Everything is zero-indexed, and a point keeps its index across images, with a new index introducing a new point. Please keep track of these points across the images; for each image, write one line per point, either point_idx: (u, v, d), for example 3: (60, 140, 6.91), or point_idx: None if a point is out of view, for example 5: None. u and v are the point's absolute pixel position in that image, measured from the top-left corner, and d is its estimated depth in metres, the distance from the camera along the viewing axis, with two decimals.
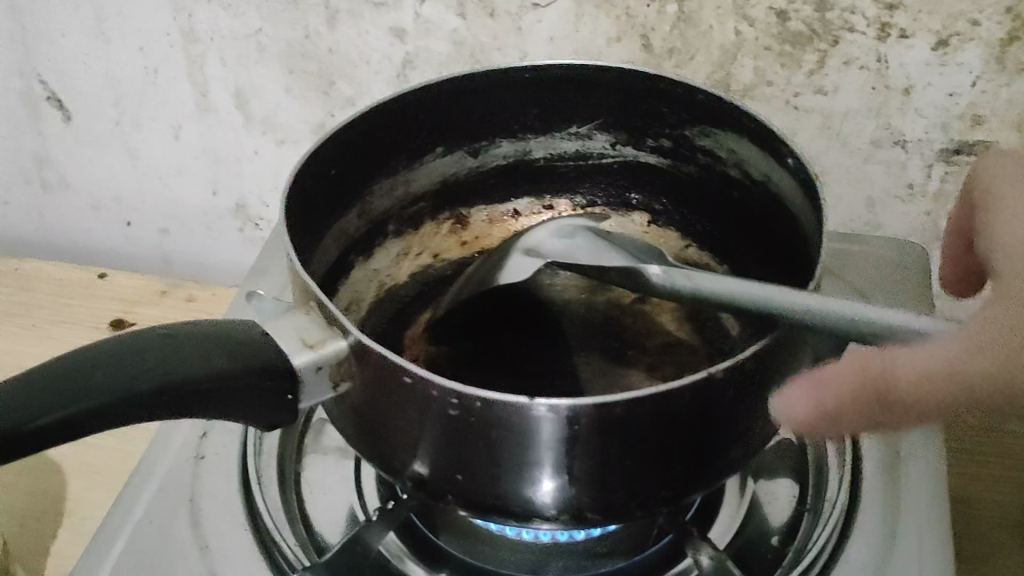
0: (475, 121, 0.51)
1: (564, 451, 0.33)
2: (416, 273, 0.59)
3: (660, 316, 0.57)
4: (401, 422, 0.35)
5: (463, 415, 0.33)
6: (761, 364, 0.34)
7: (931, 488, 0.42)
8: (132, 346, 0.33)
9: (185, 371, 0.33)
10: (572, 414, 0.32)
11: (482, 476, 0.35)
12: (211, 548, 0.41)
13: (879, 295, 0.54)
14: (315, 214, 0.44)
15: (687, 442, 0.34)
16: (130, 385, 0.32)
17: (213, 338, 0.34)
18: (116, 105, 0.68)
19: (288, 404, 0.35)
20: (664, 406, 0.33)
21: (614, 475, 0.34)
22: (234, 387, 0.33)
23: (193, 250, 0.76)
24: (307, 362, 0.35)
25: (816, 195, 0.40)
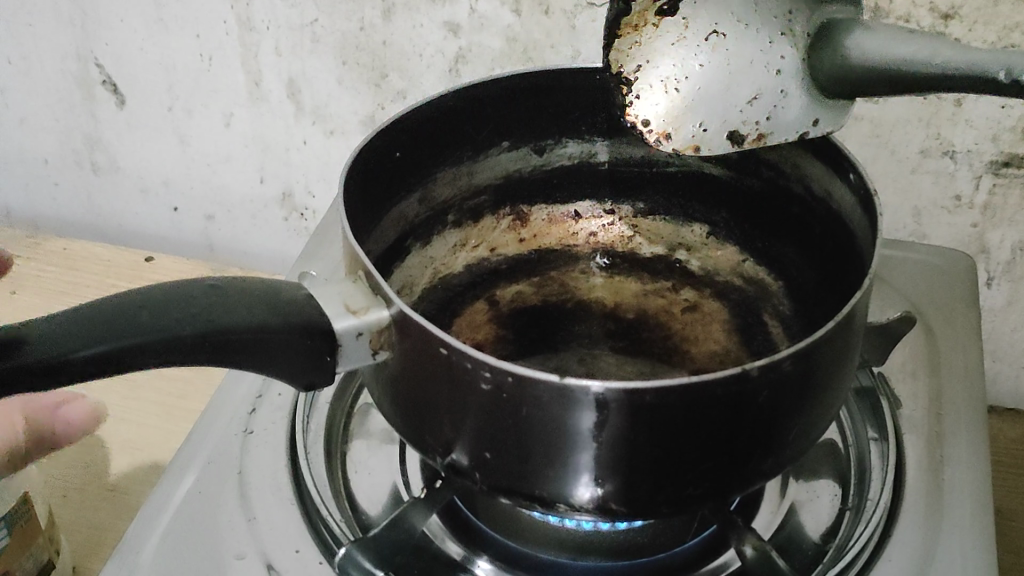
0: (544, 118, 0.50)
1: (591, 437, 0.34)
2: (471, 265, 0.57)
3: (707, 324, 0.55)
4: (440, 400, 0.37)
5: (495, 391, 0.35)
6: (797, 368, 0.35)
7: (976, 490, 0.42)
8: (177, 294, 0.35)
9: (229, 320, 0.34)
10: (603, 397, 0.33)
11: (510, 457, 0.36)
12: (258, 520, 0.41)
13: (929, 305, 0.54)
14: (374, 196, 0.45)
15: (719, 439, 0.35)
16: (175, 327, 0.33)
17: (258, 296, 0.36)
18: (170, 91, 0.69)
19: (325, 366, 0.37)
20: (695, 399, 0.33)
21: (641, 466, 0.35)
22: (273, 341, 0.35)
23: (237, 238, 0.77)
24: (348, 327, 0.36)
25: (873, 208, 0.39)
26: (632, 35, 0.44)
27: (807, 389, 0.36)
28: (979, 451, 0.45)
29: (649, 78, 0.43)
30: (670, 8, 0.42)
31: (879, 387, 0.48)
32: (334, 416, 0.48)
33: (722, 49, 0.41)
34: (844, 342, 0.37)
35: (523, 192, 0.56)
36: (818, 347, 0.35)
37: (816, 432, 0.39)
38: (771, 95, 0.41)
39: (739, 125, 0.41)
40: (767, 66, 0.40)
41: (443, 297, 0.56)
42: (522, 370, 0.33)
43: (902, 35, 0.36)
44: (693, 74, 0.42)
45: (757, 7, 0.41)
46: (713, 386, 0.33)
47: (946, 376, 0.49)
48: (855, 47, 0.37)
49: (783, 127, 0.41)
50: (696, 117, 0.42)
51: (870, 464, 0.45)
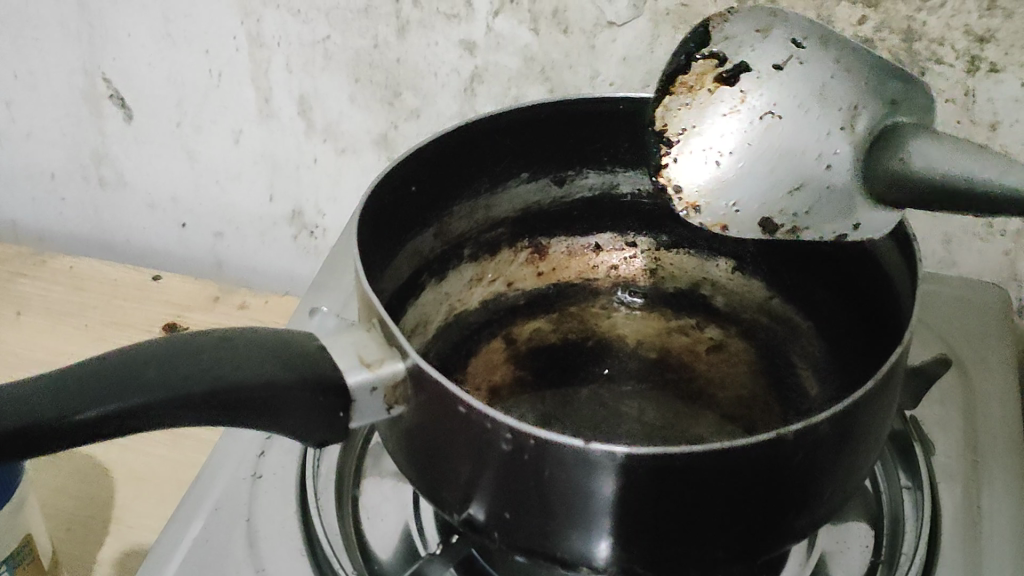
0: (565, 149, 0.49)
1: (617, 501, 0.33)
2: (488, 300, 0.55)
3: (733, 361, 0.53)
4: (457, 457, 0.35)
5: (515, 452, 0.33)
6: (835, 430, 0.33)
7: (1015, 545, 0.41)
8: (186, 346, 0.33)
9: (239, 377, 0.32)
10: (629, 462, 0.31)
11: (530, 518, 0.35)
12: (267, 572, 0.40)
13: (962, 342, 0.52)
14: (389, 234, 0.43)
15: (750, 502, 0.33)
16: (182, 385, 0.32)
17: (270, 348, 0.34)
18: (178, 107, 0.67)
19: (338, 422, 0.35)
20: (727, 463, 0.32)
21: (668, 530, 0.34)
22: (285, 397, 0.33)
23: (246, 256, 0.75)
24: (362, 381, 0.34)
25: (913, 257, 0.37)
26: (684, 94, 0.42)
27: (844, 448, 0.34)
28: (1017, 501, 0.43)
29: (692, 145, 0.41)
30: (731, 77, 0.40)
31: (911, 432, 0.47)
32: (345, 456, 0.47)
33: (774, 128, 0.39)
34: (884, 399, 0.35)
35: (542, 228, 0.55)
36: (856, 405, 0.33)
37: (851, 490, 0.37)
38: (817, 187, 0.39)
39: (775, 213, 0.40)
40: (819, 158, 0.38)
41: (459, 335, 0.54)
42: (544, 433, 0.32)
43: (970, 150, 0.34)
44: (739, 149, 0.40)
45: (825, 93, 0.38)
46: (746, 450, 0.32)
47: (981, 420, 0.47)
48: (917, 158, 0.35)
49: (822, 219, 0.39)
50: (731, 194, 0.41)
51: (904, 512, 0.43)
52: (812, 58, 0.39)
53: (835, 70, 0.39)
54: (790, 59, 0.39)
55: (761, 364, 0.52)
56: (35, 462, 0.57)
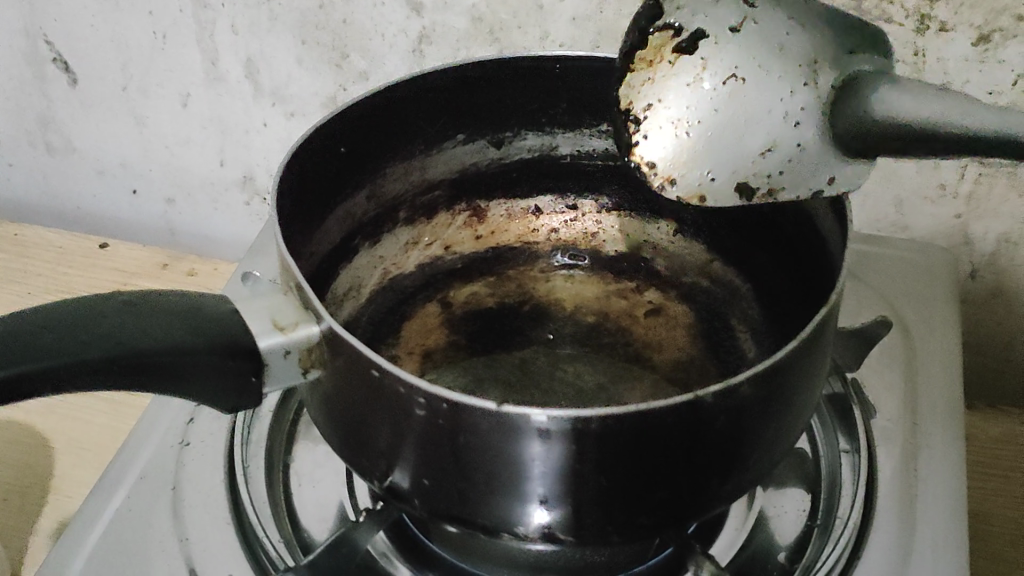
0: (501, 109, 0.48)
1: (536, 464, 0.32)
2: (425, 264, 0.55)
3: (673, 328, 0.52)
4: (374, 421, 0.34)
5: (429, 416, 0.32)
6: (757, 392, 0.32)
7: (950, 508, 0.40)
8: (87, 312, 0.32)
9: (142, 341, 0.32)
10: (544, 428, 0.31)
11: (449, 482, 0.34)
12: (191, 540, 0.39)
13: (908, 305, 0.51)
14: (316, 194, 0.42)
15: (671, 467, 0.33)
16: (79, 351, 0.31)
17: (177, 312, 0.33)
18: (124, 70, 0.66)
19: (251, 387, 0.35)
20: (645, 427, 0.31)
21: (588, 495, 0.33)
22: (192, 363, 0.33)
23: (197, 222, 0.74)
24: (273, 344, 0.33)
25: (844, 216, 0.36)
26: (647, 68, 0.41)
27: (769, 411, 0.34)
28: (955, 465, 0.42)
29: (657, 120, 0.40)
30: (689, 46, 0.39)
31: (850, 394, 0.46)
32: (278, 424, 0.46)
33: (740, 91, 0.38)
34: (811, 361, 0.34)
35: (482, 190, 0.55)
36: (780, 367, 0.32)
37: (780, 453, 0.36)
38: (788, 146, 0.37)
39: (750, 177, 0.38)
40: (781, 115, 0.37)
41: (394, 298, 0.54)
42: (457, 397, 0.31)
43: (931, 92, 0.33)
44: (704, 118, 0.39)
45: (784, 52, 0.37)
46: (664, 414, 0.31)
47: (924, 383, 0.47)
48: (881, 107, 0.34)
49: (796, 179, 0.37)
50: (705, 163, 0.39)
51: (842, 476, 0.43)
52: (766, 16, 0.37)
53: (791, 25, 0.37)
54: (744, 19, 0.37)
55: (700, 326, 0.52)
56: None
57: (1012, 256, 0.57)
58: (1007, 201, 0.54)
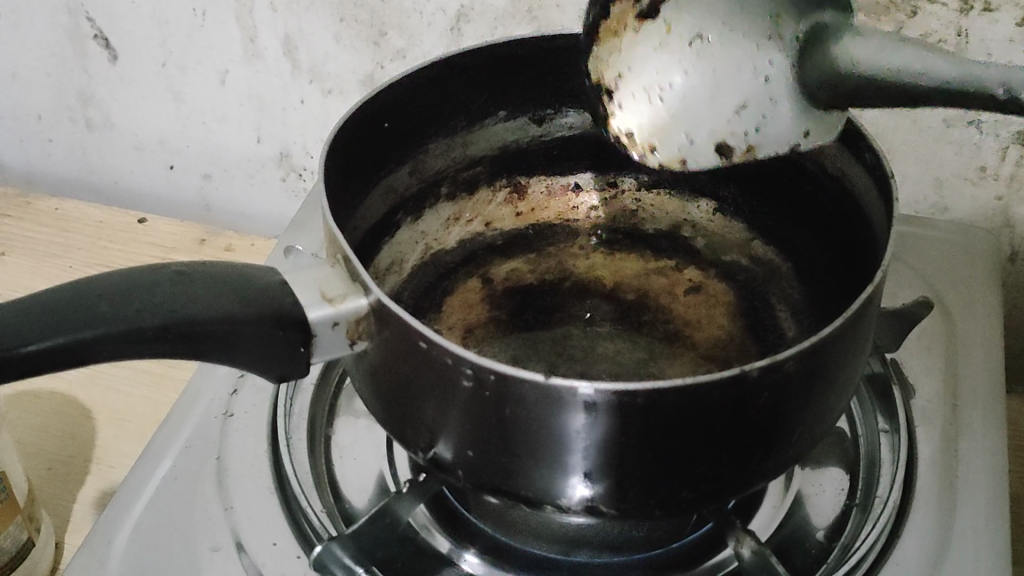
0: (543, 86, 0.48)
1: (581, 436, 0.32)
2: (466, 240, 0.56)
3: (712, 307, 0.53)
4: (421, 393, 0.34)
5: (476, 387, 0.32)
6: (802, 368, 0.32)
7: (991, 490, 0.40)
8: (140, 281, 0.33)
9: (195, 311, 0.32)
10: (590, 401, 0.31)
11: (495, 454, 0.34)
12: (236, 510, 0.40)
13: (948, 286, 0.51)
14: (359, 168, 0.42)
15: (715, 442, 0.33)
16: (134, 318, 0.32)
17: (228, 282, 0.34)
18: (163, 47, 0.66)
19: (299, 357, 0.35)
20: (689, 401, 0.31)
21: (632, 468, 0.33)
22: (242, 333, 0.33)
23: (234, 199, 0.75)
24: (323, 317, 0.34)
25: (889, 194, 0.36)
26: (614, 41, 0.39)
27: (814, 388, 0.34)
28: (995, 447, 0.42)
29: (631, 89, 0.39)
30: (649, 10, 0.38)
31: (891, 374, 0.46)
32: (319, 397, 0.47)
33: (705, 48, 0.36)
34: (855, 337, 0.34)
35: (523, 167, 0.55)
36: (825, 344, 0.32)
37: (822, 430, 0.36)
38: (759, 104, 0.36)
39: (725, 135, 0.37)
40: (748, 76, 0.36)
41: (435, 274, 0.54)
42: (503, 368, 0.31)
43: (894, 43, 0.32)
44: (678, 81, 0.37)
45: (742, 5, 0.36)
46: (709, 388, 0.31)
47: (963, 364, 0.47)
48: (847, 55, 0.33)
49: (774, 134, 0.36)
50: (682, 127, 0.38)
51: (881, 455, 0.43)
52: None
53: None
54: None
55: (739, 305, 0.52)
56: (15, 402, 0.57)
57: None
58: None
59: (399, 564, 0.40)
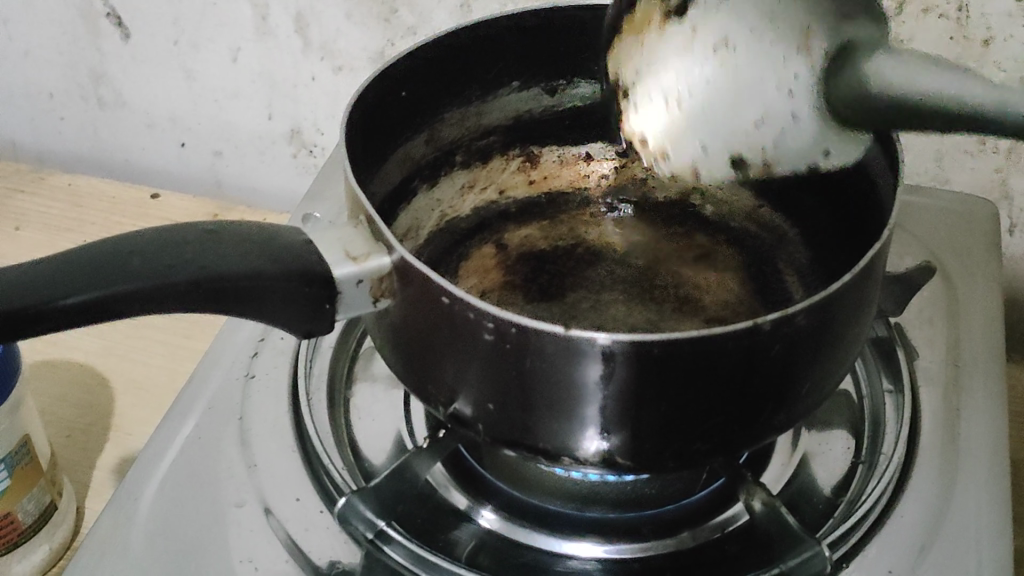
0: (556, 58, 0.49)
1: (598, 387, 0.33)
2: (481, 207, 0.58)
3: (721, 272, 0.54)
4: (441, 348, 0.36)
5: (497, 340, 0.33)
6: (812, 322, 0.33)
7: (993, 450, 0.41)
8: (171, 239, 0.34)
9: (225, 267, 0.33)
10: (608, 351, 0.32)
11: (514, 407, 0.35)
12: (259, 467, 0.41)
13: (949, 254, 0.52)
14: (378, 136, 0.43)
15: (728, 395, 0.34)
16: (167, 274, 0.33)
17: (257, 240, 0.35)
18: (175, 25, 0.67)
19: (325, 313, 0.36)
20: (705, 352, 0.32)
21: (647, 419, 0.34)
22: (271, 287, 0.34)
23: (244, 176, 0.76)
24: (348, 275, 0.35)
25: (897, 159, 0.37)
26: (641, 38, 0.39)
27: (822, 344, 0.35)
28: (996, 407, 0.44)
29: (650, 120, 0.39)
30: (680, 13, 0.38)
31: (895, 337, 0.47)
32: (336, 361, 0.48)
33: (730, 59, 0.37)
34: (861, 294, 0.36)
35: (535, 138, 0.56)
36: (833, 299, 0.34)
37: (829, 387, 0.38)
38: (779, 120, 0.37)
39: (743, 148, 0.38)
40: (771, 98, 0.37)
41: (452, 239, 0.56)
42: (524, 320, 0.32)
43: (926, 63, 0.33)
44: (699, 95, 0.38)
45: (777, 17, 0.36)
46: (724, 339, 0.32)
47: (964, 326, 0.48)
48: (877, 77, 0.34)
49: (790, 157, 0.38)
50: (697, 136, 0.38)
51: (885, 415, 0.44)
52: None
53: None
54: None
55: (749, 272, 0.54)
56: (33, 371, 0.58)
57: None
58: None
59: (418, 520, 0.41)
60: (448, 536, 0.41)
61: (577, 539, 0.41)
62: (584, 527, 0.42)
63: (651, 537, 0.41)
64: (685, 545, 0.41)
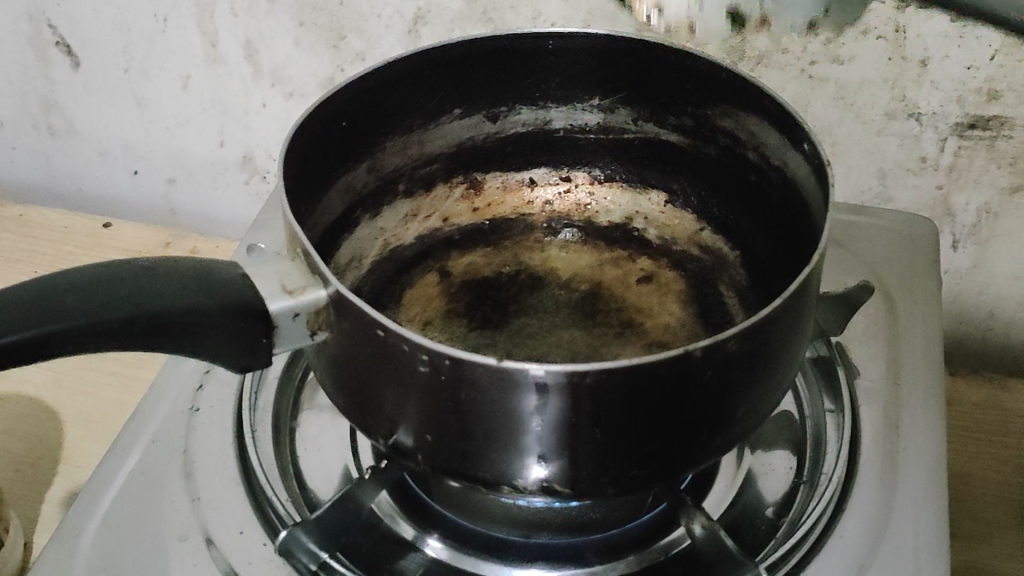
0: (496, 87, 0.50)
1: (533, 417, 0.33)
2: (423, 237, 0.58)
3: (665, 296, 0.55)
4: (378, 380, 0.36)
5: (432, 373, 0.33)
6: (743, 348, 0.34)
7: (932, 467, 0.42)
8: (105, 277, 0.34)
9: (160, 304, 0.33)
10: (542, 383, 0.32)
11: (452, 438, 0.36)
12: (203, 501, 0.41)
13: (891, 272, 0.53)
14: (317, 168, 0.43)
15: (662, 421, 0.34)
16: (101, 312, 0.33)
17: (192, 276, 0.35)
18: (125, 52, 0.67)
19: (262, 348, 0.36)
20: (637, 381, 0.32)
21: (583, 447, 0.34)
22: (207, 324, 0.34)
23: (198, 202, 0.76)
24: (284, 307, 0.35)
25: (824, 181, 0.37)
26: None
27: (755, 368, 0.35)
28: (934, 424, 0.44)
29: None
30: None
31: (836, 357, 0.48)
32: (283, 391, 0.48)
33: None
34: (794, 318, 0.36)
35: (479, 163, 0.57)
36: (765, 325, 0.34)
37: (764, 411, 0.38)
38: None
39: (740, 3, 0.31)
40: None
41: (395, 269, 0.56)
42: (457, 352, 0.32)
43: None
44: None
45: None
46: (655, 367, 0.32)
47: (905, 344, 0.49)
48: None
49: (795, 9, 0.31)
50: None
51: (827, 435, 0.45)
52: None
53: None
54: None
55: (691, 292, 0.55)
56: None
57: (992, 227, 0.59)
58: (987, 172, 0.56)
59: (363, 550, 0.41)
60: (393, 565, 0.41)
61: (524, 566, 0.41)
62: (530, 554, 0.42)
63: (596, 563, 0.41)
64: (630, 568, 0.41)
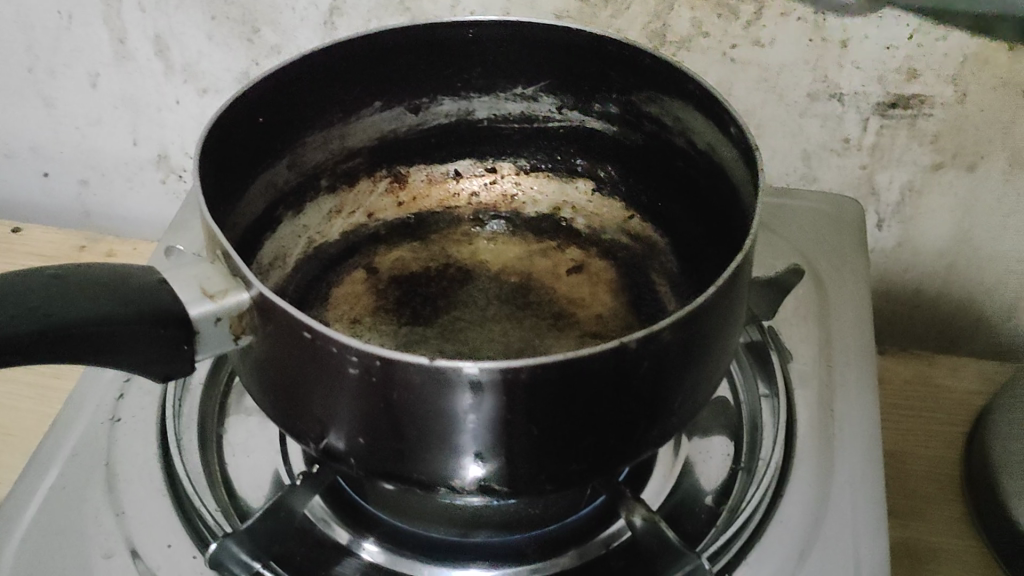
0: (417, 79, 0.49)
1: (468, 416, 0.33)
2: (349, 233, 0.57)
3: (597, 285, 0.54)
4: (306, 383, 0.35)
5: (362, 374, 0.32)
6: (678, 338, 0.33)
7: (867, 447, 0.42)
8: (13, 287, 0.32)
9: (72, 315, 0.32)
10: (475, 381, 0.31)
11: (384, 440, 0.35)
12: (128, 515, 0.39)
13: (819, 253, 0.53)
14: (235, 167, 0.42)
15: (600, 415, 0.34)
16: (9, 325, 0.31)
17: (106, 283, 0.33)
18: (29, 51, 0.65)
19: (184, 355, 0.35)
20: (572, 375, 0.32)
21: (520, 444, 0.34)
22: (124, 334, 0.33)
23: (113, 203, 0.74)
24: (205, 311, 0.34)
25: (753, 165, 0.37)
26: None
27: (691, 357, 0.35)
28: (868, 404, 0.44)
29: None
30: None
31: (769, 340, 0.48)
32: (208, 396, 0.47)
33: None
34: (728, 306, 0.36)
35: (402, 154, 0.57)
36: (699, 313, 0.33)
37: (700, 399, 0.38)
38: None
39: None
40: None
41: (321, 266, 0.55)
42: (388, 352, 0.31)
43: None
44: None
45: None
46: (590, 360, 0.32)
47: (835, 325, 0.49)
48: None
49: None
50: None
51: (762, 419, 0.44)
52: None
53: None
54: None
55: (622, 281, 0.54)
56: None
57: (915, 205, 0.59)
58: (908, 151, 0.57)
59: (296, 557, 0.40)
60: (328, 571, 0.40)
61: (462, 565, 0.41)
62: (468, 554, 0.41)
63: (536, 560, 0.41)
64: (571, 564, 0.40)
